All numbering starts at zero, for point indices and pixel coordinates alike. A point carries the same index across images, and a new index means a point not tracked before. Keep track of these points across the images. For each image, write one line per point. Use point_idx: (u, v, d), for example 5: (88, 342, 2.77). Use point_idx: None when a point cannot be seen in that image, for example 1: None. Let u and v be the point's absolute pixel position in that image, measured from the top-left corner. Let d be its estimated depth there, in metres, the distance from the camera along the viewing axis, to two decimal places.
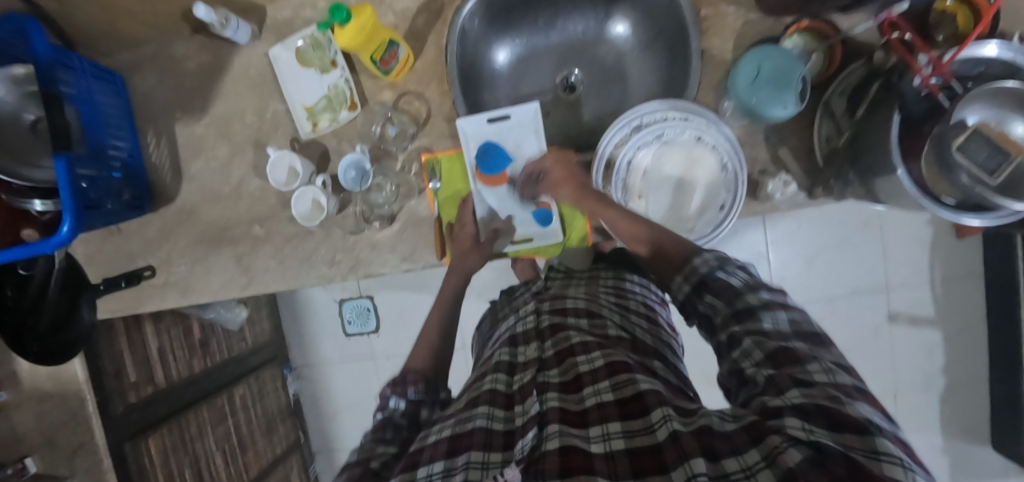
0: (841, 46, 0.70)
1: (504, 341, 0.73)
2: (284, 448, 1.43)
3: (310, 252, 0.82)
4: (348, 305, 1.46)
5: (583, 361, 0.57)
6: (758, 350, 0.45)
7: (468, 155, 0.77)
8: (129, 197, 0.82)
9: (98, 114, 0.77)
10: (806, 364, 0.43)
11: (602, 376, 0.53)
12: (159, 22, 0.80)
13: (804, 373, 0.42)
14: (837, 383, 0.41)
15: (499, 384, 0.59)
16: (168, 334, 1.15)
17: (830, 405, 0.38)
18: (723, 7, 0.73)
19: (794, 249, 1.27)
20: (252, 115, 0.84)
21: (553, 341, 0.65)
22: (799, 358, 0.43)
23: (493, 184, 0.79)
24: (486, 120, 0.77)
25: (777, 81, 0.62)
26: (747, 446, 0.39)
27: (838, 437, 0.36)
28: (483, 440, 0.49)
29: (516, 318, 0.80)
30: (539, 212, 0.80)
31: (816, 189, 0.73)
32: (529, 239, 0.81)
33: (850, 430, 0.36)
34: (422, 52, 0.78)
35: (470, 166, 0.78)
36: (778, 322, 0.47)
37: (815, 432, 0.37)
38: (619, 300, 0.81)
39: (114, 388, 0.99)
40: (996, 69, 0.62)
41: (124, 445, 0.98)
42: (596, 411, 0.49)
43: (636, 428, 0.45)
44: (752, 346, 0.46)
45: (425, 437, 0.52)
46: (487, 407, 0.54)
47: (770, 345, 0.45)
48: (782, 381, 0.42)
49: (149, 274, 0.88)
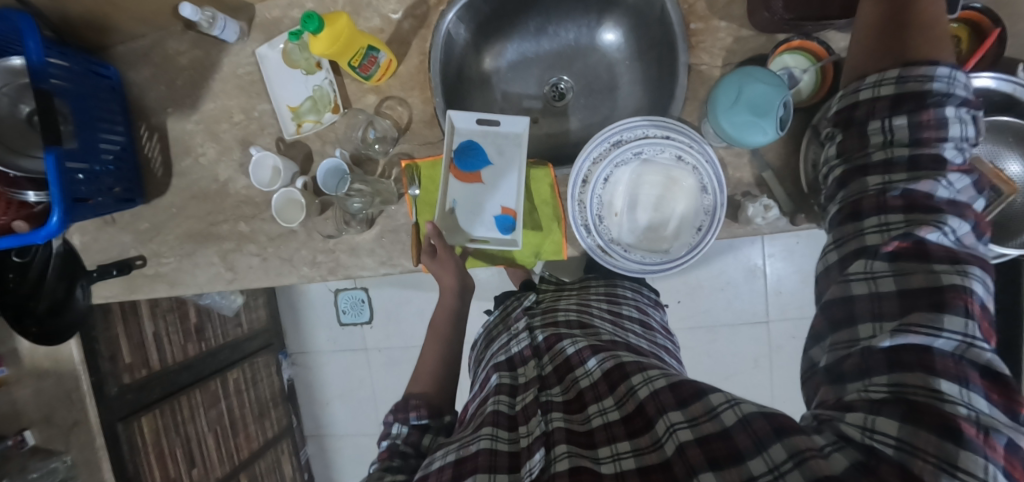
0: (834, 67, 0.66)
1: (501, 361, 0.73)
2: (275, 432, 1.47)
3: (291, 252, 0.85)
4: (343, 296, 1.48)
5: (583, 374, 0.58)
6: (891, 279, 0.40)
7: (448, 145, 0.76)
8: (120, 191, 0.84)
9: (93, 109, 0.79)
10: (945, 321, 0.36)
11: (604, 391, 0.54)
12: (152, 19, 0.81)
13: (929, 341, 0.36)
14: (957, 359, 0.35)
15: (501, 406, 0.59)
16: (165, 318, 1.19)
17: (920, 399, 0.35)
18: (714, 22, 0.71)
19: (790, 264, 1.27)
20: (240, 115, 0.85)
21: (550, 357, 0.66)
22: (941, 303, 0.37)
23: (465, 180, 0.78)
24: (475, 119, 0.76)
25: (755, 108, 0.60)
26: (770, 440, 0.38)
27: (914, 431, 0.33)
28: (487, 463, 0.48)
29: (508, 338, 0.80)
30: (502, 219, 0.78)
31: (799, 215, 0.69)
32: (485, 241, 0.79)
33: (928, 429, 0.33)
34: (405, 58, 0.78)
35: (447, 156, 0.76)
36: (945, 237, 0.40)
37: (875, 435, 0.34)
38: (611, 311, 0.82)
39: (109, 370, 1.03)
40: (997, 100, 0.59)
41: (117, 426, 1.02)
42: (603, 431, 0.49)
43: (644, 445, 0.44)
44: (885, 270, 0.41)
45: (429, 465, 0.52)
46: (490, 428, 0.53)
47: (913, 281, 0.39)
48: (876, 358, 0.38)
49: (140, 264, 0.91)
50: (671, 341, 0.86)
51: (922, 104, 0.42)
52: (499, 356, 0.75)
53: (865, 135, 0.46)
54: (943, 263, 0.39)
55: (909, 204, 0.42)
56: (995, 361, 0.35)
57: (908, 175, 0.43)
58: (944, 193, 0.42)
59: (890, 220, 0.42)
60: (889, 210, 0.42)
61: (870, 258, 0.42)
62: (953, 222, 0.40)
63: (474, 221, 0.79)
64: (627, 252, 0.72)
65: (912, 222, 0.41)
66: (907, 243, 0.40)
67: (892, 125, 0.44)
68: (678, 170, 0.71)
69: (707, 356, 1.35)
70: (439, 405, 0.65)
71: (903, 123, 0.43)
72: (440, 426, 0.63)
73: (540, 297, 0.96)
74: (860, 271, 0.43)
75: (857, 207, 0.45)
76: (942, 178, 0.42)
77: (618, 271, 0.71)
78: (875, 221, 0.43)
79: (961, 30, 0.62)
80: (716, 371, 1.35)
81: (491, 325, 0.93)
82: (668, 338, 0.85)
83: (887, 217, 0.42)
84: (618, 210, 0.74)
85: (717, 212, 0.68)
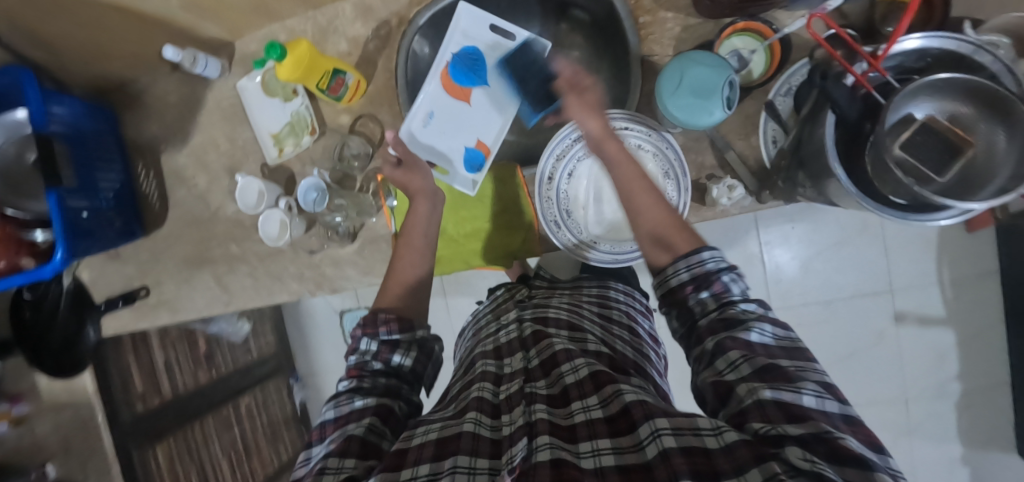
0: (780, 44, 0.69)
1: (489, 350, 0.75)
2: (290, 454, 1.50)
3: (280, 269, 0.88)
4: (348, 316, 1.52)
5: (569, 371, 0.59)
6: (747, 363, 0.47)
7: (448, 51, 0.79)
8: (120, 224, 0.89)
9: (90, 150, 0.85)
10: (799, 383, 0.44)
11: (590, 390, 0.54)
12: (140, 63, 0.88)
13: (797, 398, 0.43)
14: (823, 412, 0.42)
15: (485, 392, 0.60)
16: (175, 348, 1.23)
17: (828, 437, 0.38)
18: (661, 14, 0.73)
19: (788, 249, 1.25)
20: (225, 145, 0.90)
21: (537, 350, 0.67)
22: (789, 377, 0.45)
23: (452, 93, 0.80)
24: (487, 28, 0.79)
25: (702, 90, 0.60)
26: (749, 465, 0.37)
27: (841, 471, 0.35)
28: (470, 447, 0.49)
29: (499, 327, 0.82)
30: (474, 153, 0.81)
31: (764, 193, 0.71)
32: (448, 174, 0.81)
33: (852, 467, 0.35)
34: (374, 77, 0.82)
35: (443, 60, 0.79)
36: (764, 336, 0.50)
37: (818, 461, 0.36)
38: (602, 315, 0.83)
39: (122, 400, 1.07)
40: (943, 60, 0.59)
41: (132, 451, 1.06)
42: (585, 427, 0.49)
43: (626, 445, 0.44)
44: (739, 358, 0.48)
45: (409, 439, 0.53)
46: (474, 414, 0.55)
47: (760, 362, 0.47)
48: (773, 412, 0.42)
49: (143, 293, 0.96)
50: (657, 349, 0.86)
51: (710, 277, 0.56)
52: (487, 344, 0.78)
53: (689, 307, 0.57)
54: (768, 355, 0.48)
55: (726, 323, 0.53)
56: (845, 410, 0.43)
57: (718, 308, 0.55)
58: (745, 309, 0.54)
59: (720, 335, 0.52)
60: (717, 331, 0.53)
61: (726, 353, 0.50)
62: (763, 325, 0.51)
63: (443, 147, 0.81)
64: (597, 244, 0.73)
65: (732, 329, 0.52)
66: (737, 343, 0.50)
67: (700, 298, 0.56)
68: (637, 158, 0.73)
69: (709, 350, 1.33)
70: (410, 318, 0.68)
71: (707, 294, 0.56)
72: (409, 342, 0.66)
73: (532, 292, 0.95)
74: (725, 366, 0.49)
75: (699, 334, 0.55)
76: (736, 304, 0.54)
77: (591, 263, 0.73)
78: (712, 341, 0.52)
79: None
80: None
81: (479, 315, 0.96)
82: (656, 346, 0.85)
83: (716, 335, 0.53)
84: (584, 203, 0.75)
85: (682, 198, 0.70)
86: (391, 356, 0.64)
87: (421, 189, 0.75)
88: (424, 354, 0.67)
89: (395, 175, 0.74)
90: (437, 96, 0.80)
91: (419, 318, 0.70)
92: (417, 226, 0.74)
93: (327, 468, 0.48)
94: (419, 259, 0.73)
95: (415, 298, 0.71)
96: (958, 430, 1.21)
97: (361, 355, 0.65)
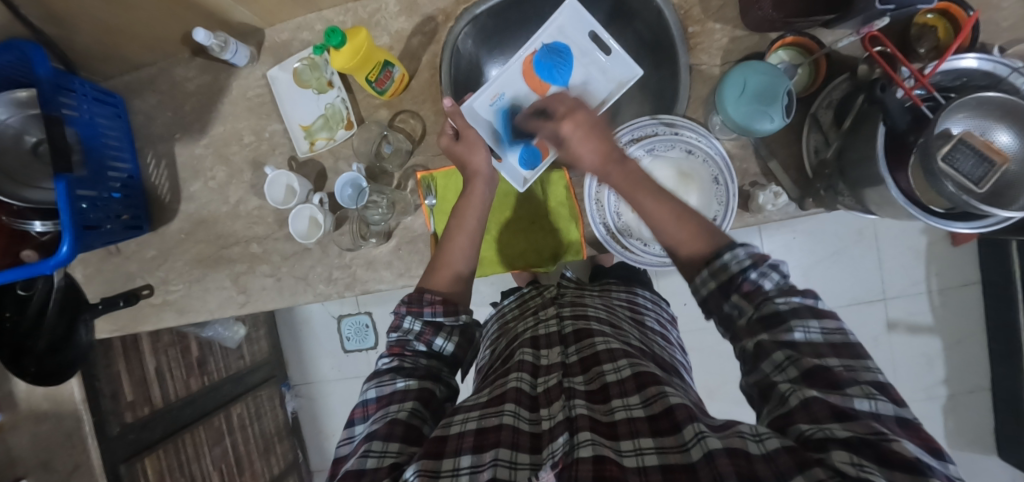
0: (825, 60, 0.72)
1: (525, 340, 0.70)
2: (281, 467, 1.42)
3: (307, 269, 0.84)
4: (347, 321, 1.45)
5: (610, 370, 0.55)
6: (794, 367, 0.44)
7: (541, 36, 0.78)
8: (128, 218, 0.82)
9: (98, 137, 0.79)
10: (848, 389, 0.41)
11: (631, 389, 0.51)
12: (159, 45, 0.82)
13: (845, 402, 0.40)
14: (876, 415, 0.39)
15: (523, 384, 0.56)
16: (167, 353, 1.16)
17: (876, 440, 0.36)
18: (710, 25, 0.75)
19: (789, 258, 1.30)
20: (250, 136, 0.86)
21: (577, 348, 0.63)
22: (838, 381, 0.42)
23: (530, 80, 0.79)
24: (587, 33, 0.78)
25: (763, 97, 0.66)
26: (792, 471, 0.35)
27: (889, 474, 0.34)
28: (510, 440, 0.45)
29: (536, 322, 0.77)
30: (530, 150, 0.79)
31: (807, 200, 0.74)
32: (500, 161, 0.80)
33: (900, 468, 0.33)
34: (416, 72, 0.80)
35: (534, 44, 0.78)
36: (810, 333, 0.46)
37: (866, 467, 0.34)
38: (636, 319, 0.80)
39: (111, 410, 0.99)
40: (979, 80, 0.62)
41: (120, 467, 0.98)
42: (625, 424, 0.46)
43: (669, 445, 0.42)
44: (784, 359, 0.45)
45: (447, 426, 0.50)
46: (514, 405, 0.51)
47: (807, 364, 0.44)
48: (820, 410, 0.40)
49: (147, 293, 0.89)
50: (685, 358, 0.80)
51: (735, 282, 0.51)
52: (524, 336, 0.73)
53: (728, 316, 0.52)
54: (812, 356, 0.45)
55: (765, 325, 0.48)
56: (901, 412, 0.40)
57: (755, 311, 0.49)
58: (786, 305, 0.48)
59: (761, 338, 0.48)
60: (757, 332, 0.49)
61: (771, 355, 0.46)
62: (810, 321, 0.47)
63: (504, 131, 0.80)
64: (648, 247, 0.75)
65: (772, 334, 0.47)
66: (779, 342, 0.46)
67: (735, 304, 0.51)
68: (688, 163, 0.75)
69: (720, 357, 1.35)
70: (455, 302, 0.64)
71: (737, 297, 0.51)
72: (452, 326, 0.63)
73: (562, 291, 0.91)
74: (773, 370, 0.46)
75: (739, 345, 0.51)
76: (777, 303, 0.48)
77: (641, 265, 0.74)
78: (752, 342, 0.49)
79: (937, 19, 0.69)
80: (724, 373, 1.36)
81: (505, 310, 0.93)
82: (685, 355, 0.80)
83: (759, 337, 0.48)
84: None
85: (730, 202, 0.71)
86: (434, 338, 0.61)
87: (480, 170, 0.74)
88: (466, 339, 0.65)
89: (455, 150, 0.74)
90: (515, 80, 0.79)
91: (464, 303, 0.67)
92: (470, 209, 0.73)
93: (372, 451, 0.47)
94: (467, 246, 0.71)
95: (464, 287, 0.69)
96: (946, 432, 1.29)
97: (403, 333, 0.62)
